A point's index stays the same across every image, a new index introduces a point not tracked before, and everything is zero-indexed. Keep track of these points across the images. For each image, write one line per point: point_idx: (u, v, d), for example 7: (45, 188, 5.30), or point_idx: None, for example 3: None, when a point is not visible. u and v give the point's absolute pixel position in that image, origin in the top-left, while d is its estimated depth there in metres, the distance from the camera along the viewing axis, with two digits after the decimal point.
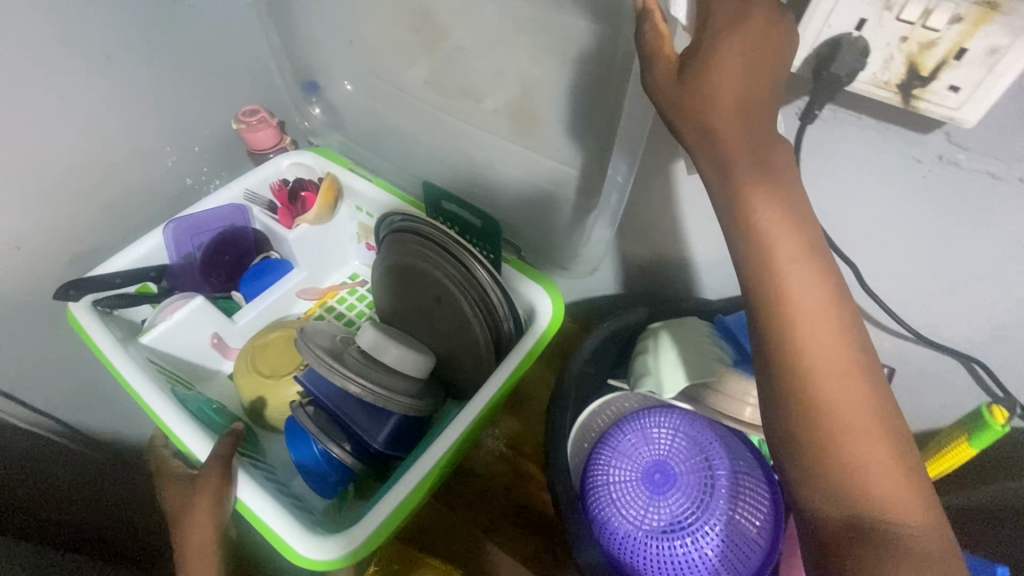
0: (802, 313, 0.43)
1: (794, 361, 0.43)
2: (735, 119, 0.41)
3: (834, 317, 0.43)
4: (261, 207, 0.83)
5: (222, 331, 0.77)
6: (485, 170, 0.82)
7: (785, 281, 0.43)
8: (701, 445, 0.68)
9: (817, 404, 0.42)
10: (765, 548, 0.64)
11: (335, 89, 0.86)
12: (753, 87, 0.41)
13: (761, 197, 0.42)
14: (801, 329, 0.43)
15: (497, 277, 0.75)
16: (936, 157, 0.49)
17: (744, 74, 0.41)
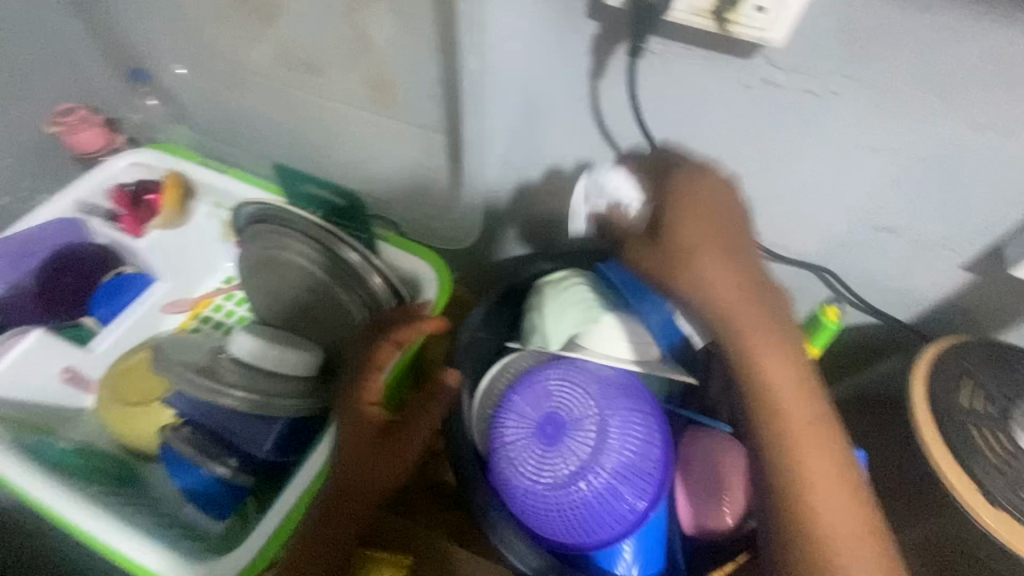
0: (777, 389, 0.43)
1: (756, 379, 0.44)
2: (719, 254, 0.43)
3: (806, 402, 0.44)
4: (99, 219, 0.73)
5: (76, 363, 0.68)
6: (344, 148, 0.72)
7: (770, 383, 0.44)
8: (608, 383, 0.55)
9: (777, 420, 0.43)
10: (664, 468, 0.53)
11: (165, 76, 0.76)
12: (725, 227, 0.44)
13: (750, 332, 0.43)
14: (783, 415, 0.43)
15: (373, 257, 0.61)
16: (761, 80, 0.47)
17: (714, 221, 0.43)
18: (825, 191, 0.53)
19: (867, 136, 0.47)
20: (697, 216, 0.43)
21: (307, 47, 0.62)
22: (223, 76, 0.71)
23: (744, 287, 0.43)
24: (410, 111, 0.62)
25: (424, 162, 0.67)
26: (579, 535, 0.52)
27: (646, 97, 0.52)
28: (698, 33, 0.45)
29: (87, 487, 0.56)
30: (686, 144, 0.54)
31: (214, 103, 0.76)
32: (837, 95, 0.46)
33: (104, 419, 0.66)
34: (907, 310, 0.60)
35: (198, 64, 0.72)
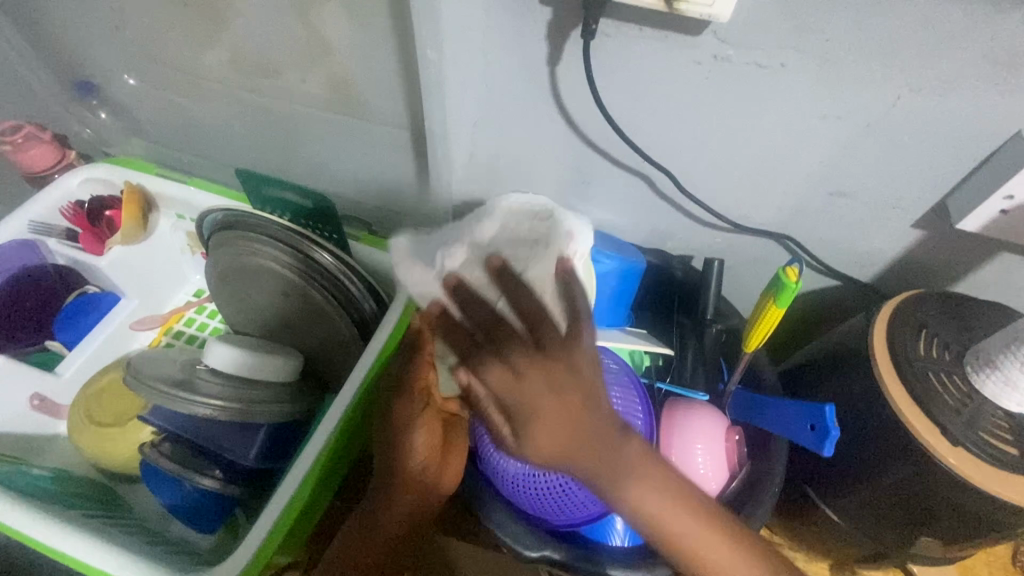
0: (669, 517, 0.41)
1: (642, 510, 0.41)
2: (558, 417, 0.38)
3: (694, 509, 0.42)
4: (58, 239, 0.71)
5: (45, 388, 0.66)
6: (304, 150, 0.71)
7: (654, 509, 0.41)
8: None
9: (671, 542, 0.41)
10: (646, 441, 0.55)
11: (115, 87, 0.74)
12: (568, 399, 0.38)
13: (632, 484, 0.40)
14: (675, 529, 0.41)
15: (344, 257, 0.61)
16: (712, 57, 0.48)
17: (567, 417, 0.38)
18: (779, 161, 0.55)
19: (815, 105, 0.49)
20: (558, 397, 0.38)
21: (259, 49, 0.61)
22: (176, 83, 0.70)
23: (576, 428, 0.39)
24: (371, 109, 0.62)
25: (390, 159, 0.67)
26: (571, 513, 0.53)
27: (603, 78, 0.53)
28: (648, 13, 0.46)
29: (68, 511, 0.54)
30: (648, 123, 0.55)
31: (169, 112, 0.74)
32: (784, 67, 0.47)
33: (78, 444, 0.64)
34: (861, 267, 0.63)
35: (150, 73, 0.70)
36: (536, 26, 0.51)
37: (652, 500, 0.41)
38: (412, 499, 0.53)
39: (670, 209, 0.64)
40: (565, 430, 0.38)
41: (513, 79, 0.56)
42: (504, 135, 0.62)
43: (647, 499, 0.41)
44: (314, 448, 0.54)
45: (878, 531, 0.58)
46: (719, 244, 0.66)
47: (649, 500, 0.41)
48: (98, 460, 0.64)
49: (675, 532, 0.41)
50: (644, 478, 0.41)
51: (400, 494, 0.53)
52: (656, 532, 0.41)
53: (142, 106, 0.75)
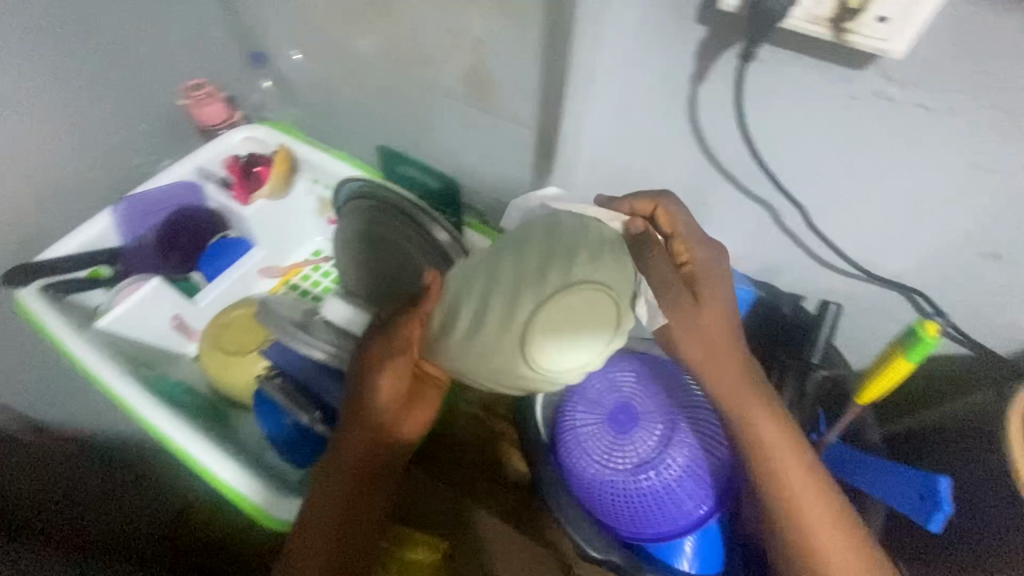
0: (790, 477, 0.47)
1: (761, 453, 0.47)
2: (727, 361, 0.48)
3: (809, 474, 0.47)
4: (214, 184, 0.81)
5: (183, 312, 0.75)
6: (434, 137, 0.76)
7: (772, 465, 0.47)
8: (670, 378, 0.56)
9: (778, 482, 0.47)
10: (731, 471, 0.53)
11: (283, 60, 0.83)
12: (736, 343, 0.48)
13: (762, 436, 0.47)
14: (796, 498, 0.46)
15: (459, 239, 0.65)
16: (871, 93, 0.46)
17: (723, 332, 0.48)
18: (925, 211, 0.52)
19: (980, 156, 0.46)
20: (712, 327, 0.48)
21: (417, 39, 0.66)
22: (336, 63, 0.77)
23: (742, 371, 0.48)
24: (506, 107, 0.65)
25: (513, 155, 0.70)
26: (638, 527, 0.53)
27: (749, 102, 0.52)
28: (812, 41, 0.45)
29: (195, 421, 0.64)
30: (785, 153, 0.54)
31: (324, 88, 0.82)
32: (952, 112, 0.45)
33: (203, 364, 0.72)
34: (998, 339, 0.57)
35: (315, 51, 0.78)
36: (689, 43, 0.51)
37: (766, 430, 0.47)
38: (349, 443, 0.55)
39: (790, 243, 0.62)
40: (720, 346, 0.48)
41: (652, 92, 0.57)
42: (630, 146, 0.63)
43: (770, 449, 0.47)
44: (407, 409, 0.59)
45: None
46: (834, 288, 0.63)
47: (780, 467, 0.47)
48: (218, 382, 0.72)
49: (783, 472, 0.47)
50: (776, 437, 0.47)
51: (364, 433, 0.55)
52: (784, 504, 0.47)
53: (302, 80, 0.83)
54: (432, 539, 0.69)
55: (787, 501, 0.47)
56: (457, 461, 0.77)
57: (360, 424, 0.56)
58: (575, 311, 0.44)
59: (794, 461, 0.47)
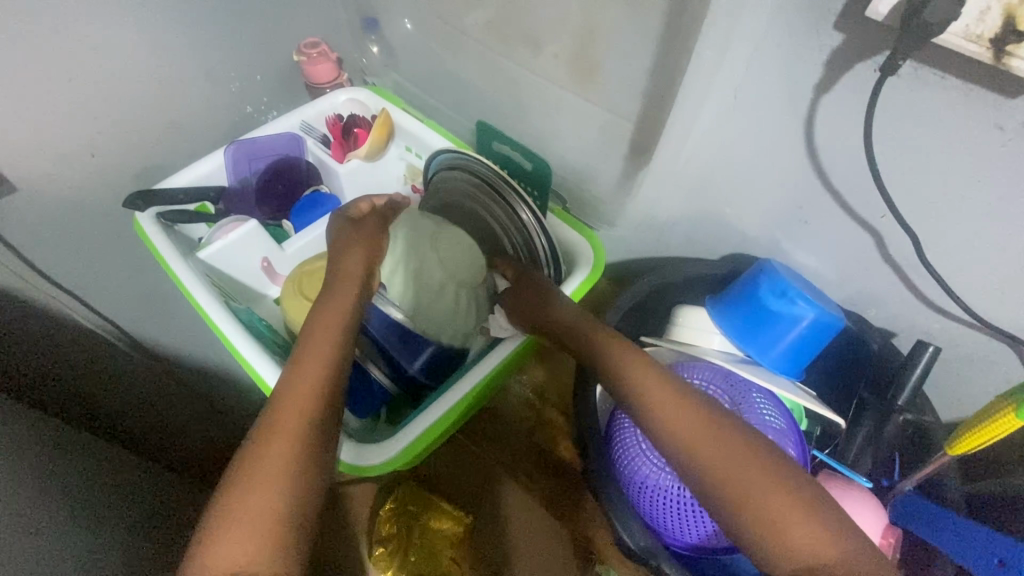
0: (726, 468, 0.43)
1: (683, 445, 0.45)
2: (655, 382, 0.49)
3: (754, 464, 0.43)
4: (315, 139, 0.85)
5: (272, 257, 0.79)
6: (529, 119, 0.77)
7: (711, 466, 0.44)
8: (733, 390, 0.57)
9: (718, 477, 0.43)
10: None
11: (394, 28, 0.86)
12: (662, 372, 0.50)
13: (696, 439, 0.45)
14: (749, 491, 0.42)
15: (543, 223, 0.66)
16: (1020, 124, 0.43)
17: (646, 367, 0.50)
18: None
19: None
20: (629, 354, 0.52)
21: (531, 20, 0.66)
22: (446, 35, 0.79)
23: (673, 389, 0.48)
24: (610, 97, 0.65)
25: (606, 146, 0.69)
26: (682, 535, 0.54)
27: (875, 119, 0.49)
28: (963, 60, 0.42)
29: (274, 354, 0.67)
30: (905, 178, 0.51)
31: (430, 59, 0.84)
32: None
33: (282, 305, 0.76)
34: None
35: (428, 22, 0.80)
36: (819, 51, 0.49)
37: (691, 431, 0.45)
38: (320, 347, 0.52)
39: (890, 274, 0.58)
40: (643, 373, 0.49)
41: (766, 98, 0.55)
42: (732, 151, 0.61)
43: (703, 446, 0.44)
44: (475, 376, 0.61)
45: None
46: (932, 329, 0.59)
47: (719, 456, 0.44)
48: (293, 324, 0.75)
49: (721, 468, 0.43)
50: (655, 380, 0.49)
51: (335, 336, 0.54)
52: (686, 443, 0.45)
53: (410, 49, 0.86)
54: (459, 513, 0.76)
55: (738, 492, 0.42)
56: (505, 437, 0.80)
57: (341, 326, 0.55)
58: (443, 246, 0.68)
59: (660, 391, 0.48)
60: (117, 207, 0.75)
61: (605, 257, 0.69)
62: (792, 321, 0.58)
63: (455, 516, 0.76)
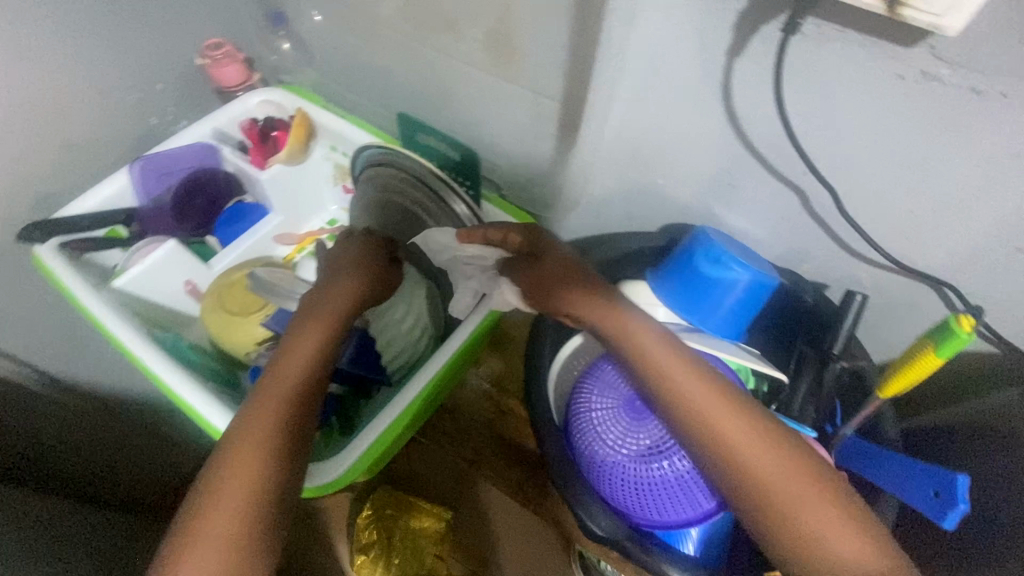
0: (741, 450, 0.44)
1: (701, 427, 0.45)
2: (670, 361, 0.48)
3: (766, 442, 0.44)
4: (231, 148, 0.80)
5: (196, 277, 0.75)
6: (454, 106, 0.74)
7: (729, 444, 0.44)
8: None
9: (728, 456, 0.44)
10: None
11: (302, 21, 0.81)
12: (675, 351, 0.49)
13: (713, 420, 0.45)
14: (757, 468, 0.43)
15: (479, 213, 0.65)
16: (919, 73, 0.44)
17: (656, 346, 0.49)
18: (964, 201, 0.50)
19: None
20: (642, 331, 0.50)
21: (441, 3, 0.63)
22: (358, 25, 0.75)
23: (686, 366, 0.47)
24: (531, 76, 0.63)
25: (534, 128, 0.68)
26: (652, 514, 0.52)
27: (787, 79, 0.50)
28: (860, 14, 0.43)
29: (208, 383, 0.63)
30: (820, 134, 0.52)
31: (345, 52, 0.80)
32: (1002, 96, 0.42)
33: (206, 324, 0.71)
34: None
35: (337, 12, 0.76)
36: (727, 15, 0.49)
37: (709, 411, 0.45)
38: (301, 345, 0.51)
39: (817, 229, 0.60)
40: (657, 351, 0.48)
41: (683, 65, 0.55)
42: (657, 122, 0.61)
43: (720, 425, 0.45)
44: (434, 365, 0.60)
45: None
46: (860, 277, 0.61)
47: (732, 435, 0.44)
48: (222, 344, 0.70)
49: (734, 447, 0.44)
50: (677, 365, 0.47)
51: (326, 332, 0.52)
52: (725, 449, 0.44)
53: (322, 43, 0.81)
54: (439, 509, 0.76)
55: (749, 471, 0.43)
56: (466, 434, 0.76)
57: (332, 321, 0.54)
58: None
59: (716, 403, 0.45)
60: (13, 242, 0.69)
61: None
62: (731, 283, 0.58)
63: (433, 513, 0.76)
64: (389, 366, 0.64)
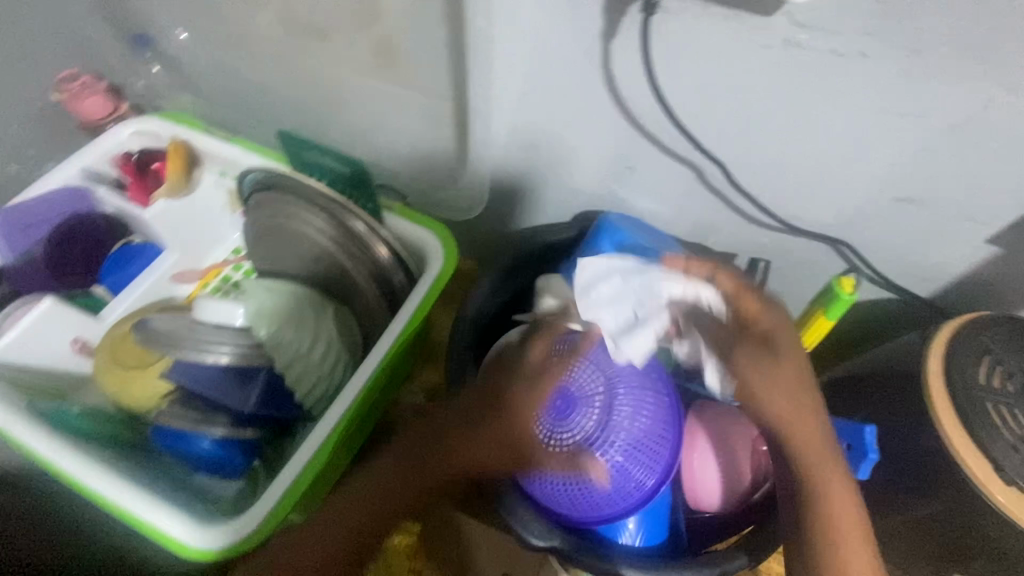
0: (835, 495, 0.46)
1: (807, 459, 0.46)
2: (793, 383, 0.46)
3: (847, 487, 0.46)
4: (107, 187, 0.74)
5: (86, 334, 0.68)
6: (344, 116, 0.70)
7: (824, 487, 0.46)
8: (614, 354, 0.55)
9: (812, 494, 0.46)
10: (671, 443, 0.53)
11: (167, 41, 0.74)
12: (800, 393, 0.46)
13: (816, 464, 0.46)
14: (834, 505, 0.45)
15: (379, 228, 0.61)
16: (782, 41, 0.44)
17: (791, 386, 0.46)
18: (843, 162, 0.51)
19: (892, 101, 0.45)
20: (769, 369, 0.47)
21: (308, 10, 0.59)
22: (227, 40, 0.69)
23: (803, 398, 0.46)
24: (415, 79, 0.60)
25: (429, 130, 0.65)
26: (587, 511, 0.52)
27: (662, 58, 0.49)
28: None
29: (103, 452, 0.57)
30: (703, 110, 0.52)
31: (219, 70, 0.74)
32: (861, 56, 0.43)
33: (102, 384, 0.65)
34: (917, 280, 0.58)
35: (202, 28, 0.70)
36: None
37: (824, 447, 0.46)
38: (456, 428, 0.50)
39: (716, 201, 0.60)
40: (785, 393, 0.46)
41: (563, 53, 0.53)
42: (551, 111, 0.60)
43: (817, 467, 0.46)
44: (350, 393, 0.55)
45: (926, 572, 0.53)
46: (763, 243, 0.63)
47: (829, 482, 0.46)
48: (122, 403, 0.64)
49: (823, 488, 0.45)
50: (805, 406, 0.46)
51: (451, 459, 0.48)
52: (829, 518, 0.45)
53: (192, 62, 0.75)
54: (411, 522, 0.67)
55: (828, 508, 0.45)
56: None
57: (449, 452, 0.49)
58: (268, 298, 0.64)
59: (816, 452, 0.46)
60: None
61: (456, 243, 0.65)
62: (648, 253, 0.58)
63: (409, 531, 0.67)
64: (306, 401, 0.62)
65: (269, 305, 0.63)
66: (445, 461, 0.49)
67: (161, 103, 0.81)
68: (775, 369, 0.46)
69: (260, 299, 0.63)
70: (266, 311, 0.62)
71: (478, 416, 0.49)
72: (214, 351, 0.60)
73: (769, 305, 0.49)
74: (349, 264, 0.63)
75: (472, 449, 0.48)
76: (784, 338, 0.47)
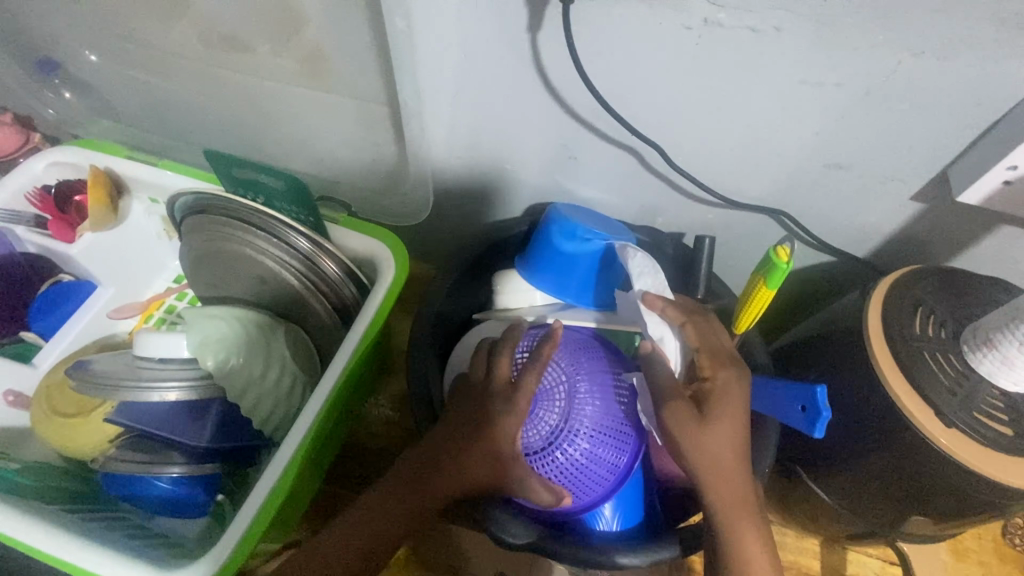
0: (727, 494, 0.45)
1: (707, 467, 0.45)
2: (728, 421, 0.46)
3: (743, 489, 0.46)
4: (27, 226, 0.69)
5: (19, 385, 0.64)
6: (276, 129, 0.68)
7: (717, 488, 0.45)
8: (586, 350, 0.55)
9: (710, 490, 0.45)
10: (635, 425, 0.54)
11: (76, 64, 0.70)
12: (731, 419, 0.47)
13: (719, 468, 0.45)
14: (722, 497, 0.45)
15: (323, 242, 0.59)
16: (702, 21, 0.45)
17: (724, 424, 0.46)
18: (774, 133, 0.53)
19: (811, 71, 0.47)
20: (714, 406, 0.47)
21: (222, 21, 0.56)
22: (139, 59, 0.65)
23: (732, 425, 0.46)
24: (345, 86, 0.58)
25: (366, 136, 0.63)
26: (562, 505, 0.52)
27: (590, 46, 0.49)
28: None
29: (45, 507, 0.53)
30: (635, 94, 0.52)
31: (136, 92, 0.70)
32: (777, 31, 0.44)
33: (41, 435, 0.61)
34: (852, 241, 0.61)
35: (112, 48, 0.66)
36: None
37: (721, 455, 0.45)
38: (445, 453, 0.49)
39: (658, 182, 0.61)
40: (723, 425, 0.46)
41: (493, 48, 0.53)
42: (487, 107, 0.59)
43: (719, 472, 0.45)
44: (308, 417, 0.53)
45: (890, 518, 0.56)
46: (708, 219, 0.64)
47: (723, 482, 0.45)
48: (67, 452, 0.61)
49: (719, 488, 0.45)
50: (731, 432, 0.46)
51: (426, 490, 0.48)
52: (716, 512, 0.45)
53: (106, 84, 0.71)
54: None
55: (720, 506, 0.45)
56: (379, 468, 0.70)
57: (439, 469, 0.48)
58: (217, 323, 0.61)
59: (726, 460, 0.46)
60: None
61: (407, 249, 0.63)
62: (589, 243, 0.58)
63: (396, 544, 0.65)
64: (267, 426, 0.61)
65: (222, 332, 0.61)
66: (446, 466, 0.48)
67: (78, 130, 0.77)
68: (706, 411, 0.46)
69: (208, 325, 0.61)
70: (218, 339, 0.60)
71: (461, 434, 0.48)
72: (156, 386, 0.57)
73: (732, 368, 0.49)
74: (302, 287, 0.61)
75: (466, 454, 0.48)
76: (729, 382, 0.48)
